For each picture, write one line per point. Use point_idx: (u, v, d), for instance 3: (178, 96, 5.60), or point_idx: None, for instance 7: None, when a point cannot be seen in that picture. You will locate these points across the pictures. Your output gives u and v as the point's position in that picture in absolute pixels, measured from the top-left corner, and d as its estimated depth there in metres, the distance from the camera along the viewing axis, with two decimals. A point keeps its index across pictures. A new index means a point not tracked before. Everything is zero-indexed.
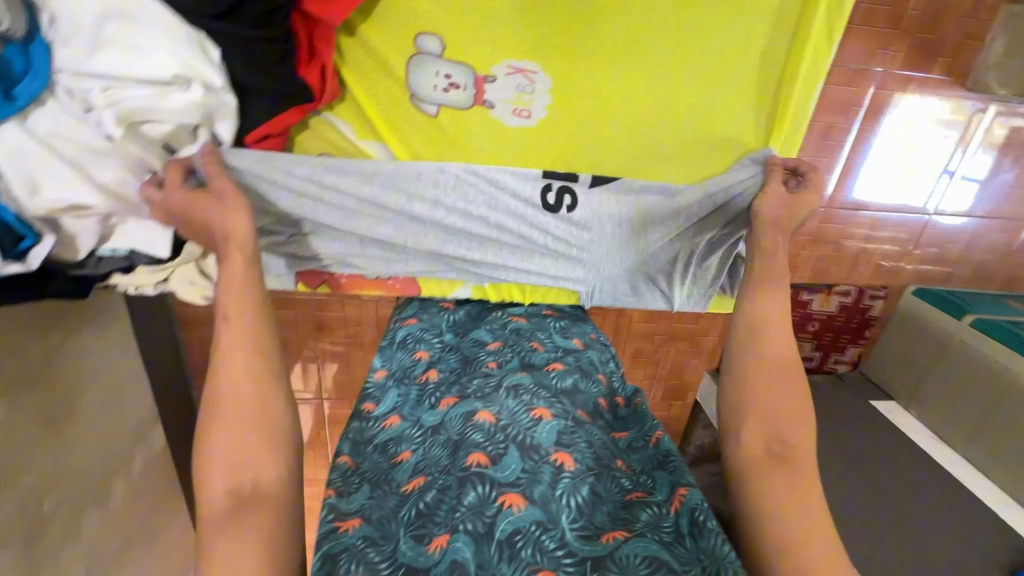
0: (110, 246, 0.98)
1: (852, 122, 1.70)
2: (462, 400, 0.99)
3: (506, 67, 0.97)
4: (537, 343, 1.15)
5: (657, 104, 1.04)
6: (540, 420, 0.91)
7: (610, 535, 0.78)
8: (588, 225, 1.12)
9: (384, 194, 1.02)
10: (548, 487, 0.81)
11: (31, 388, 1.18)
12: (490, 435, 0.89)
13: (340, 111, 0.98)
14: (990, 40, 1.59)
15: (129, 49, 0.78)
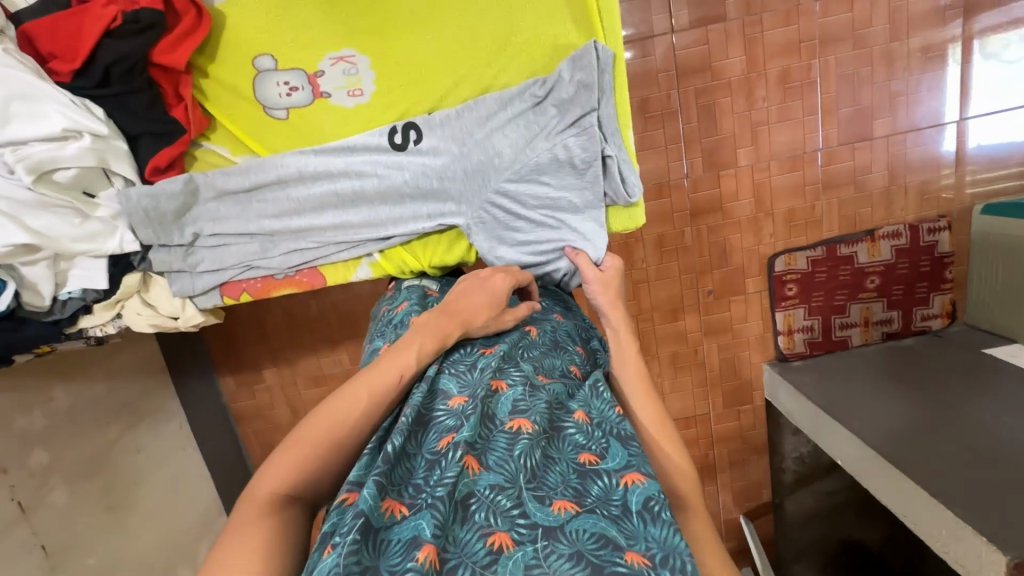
0: (64, 289, 0.85)
1: (809, 59, 1.63)
2: (435, 374, 0.84)
3: (324, 57, 0.82)
4: (516, 320, 1.01)
5: (447, 33, 0.81)
6: (499, 393, 0.80)
7: (563, 504, 0.66)
8: (445, 154, 0.84)
9: (229, 182, 0.85)
10: (505, 451, 0.71)
11: (93, 475, 1.37)
12: (460, 413, 0.76)
13: (215, 136, 0.87)
14: None
15: (24, 109, 0.73)
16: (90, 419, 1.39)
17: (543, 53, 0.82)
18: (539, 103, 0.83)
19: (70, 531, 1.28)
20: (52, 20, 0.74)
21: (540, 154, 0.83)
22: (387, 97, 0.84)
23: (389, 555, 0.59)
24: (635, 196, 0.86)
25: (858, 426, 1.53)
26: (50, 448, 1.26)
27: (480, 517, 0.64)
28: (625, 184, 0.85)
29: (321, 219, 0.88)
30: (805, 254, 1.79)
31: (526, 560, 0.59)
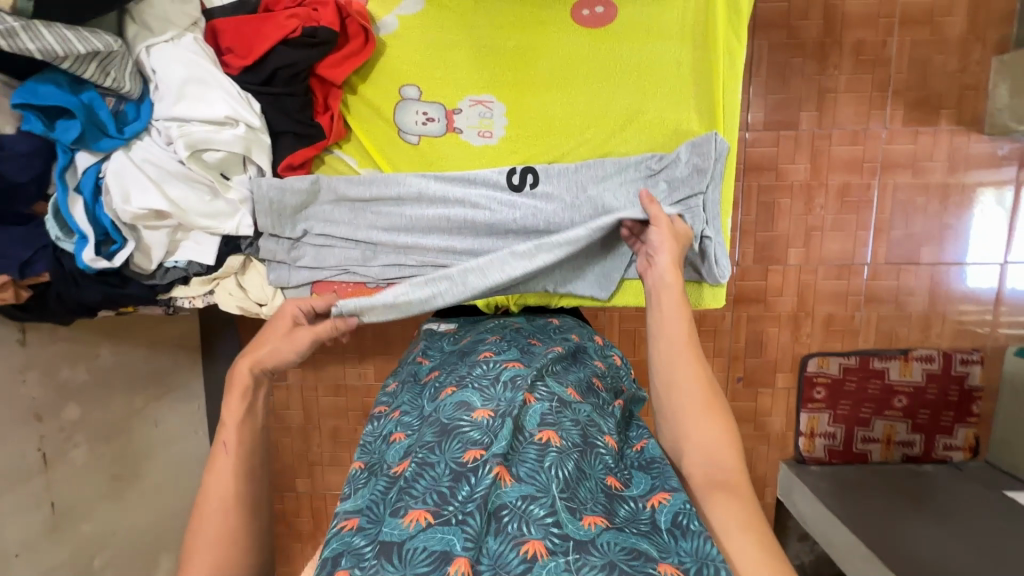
0: (172, 258, 0.89)
1: (869, 178, 1.72)
2: (460, 389, 0.86)
3: (465, 98, 0.89)
4: (536, 338, 1.03)
5: (584, 99, 0.88)
6: (529, 404, 0.82)
7: (593, 519, 0.69)
8: (559, 199, 0.88)
9: (348, 187, 0.90)
10: (535, 463, 0.73)
11: (113, 440, 1.36)
12: (486, 427, 0.77)
13: (347, 145, 0.93)
14: (991, 87, 1.64)
15: (198, 93, 0.79)
16: (125, 382, 1.39)
17: (663, 136, 0.89)
18: (651, 175, 0.88)
19: (78, 494, 1.25)
20: (239, 21, 0.83)
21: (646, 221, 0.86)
22: (514, 143, 0.90)
23: (417, 564, 0.62)
24: (725, 277, 0.91)
25: (879, 548, 1.51)
26: (83, 404, 1.26)
27: (513, 527, 0.66)
28: (717, 264, 0.90)
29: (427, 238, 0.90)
30: (839, 360, 1.81)
31: (557, 568, 0.62)
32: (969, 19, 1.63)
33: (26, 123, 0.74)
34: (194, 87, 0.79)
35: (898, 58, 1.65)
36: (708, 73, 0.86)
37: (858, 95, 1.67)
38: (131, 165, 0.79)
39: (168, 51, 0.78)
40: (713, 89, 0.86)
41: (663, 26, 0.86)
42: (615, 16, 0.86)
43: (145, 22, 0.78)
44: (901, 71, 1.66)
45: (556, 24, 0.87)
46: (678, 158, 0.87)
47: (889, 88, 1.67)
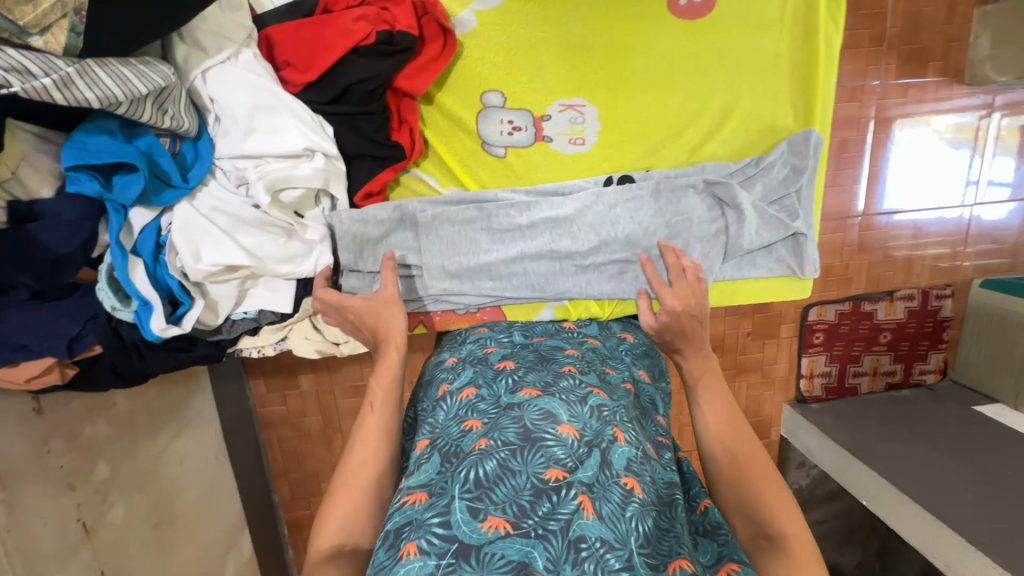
0: (242, 307, 0.88)
1: (865, 133, 1.79)
2: (545, 394, 0.81)
3: (557, 103, 0.92)
4: (611, 367, 0.94)
5: (676, 102, 0.94)
6: (618, 442, 0.78)
7: (677, 565, 0.69)
8: (657, 205, 0.94)
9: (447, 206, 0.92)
10: (618, 507, 0.70)
11: None
12: (571, 449, 0.74)
13: (426, 164, 0.94)
14: (974, 40, 1.72)
15: (268, 131, 0.78)
16: None
17: (755, 129, 0.96)
18: (720, 205, 0.94)
19: None
20: (296, 28, 0.78)
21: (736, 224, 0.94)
22: (604, 147, 0.96)
23: (491, 568, 0.62)
24: (814, 270, 0.99)
25: (880, 472, 1.72)
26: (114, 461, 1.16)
27: (588, 568, 0.64)
28: (808, 260, 0.98)
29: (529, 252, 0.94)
30: (835, 307, 1.95)
31: None
32: None
33: (78, 184, 0.73)
34: (259, 123, 0.78)
35: (894, 12, 1.68)
36: (796, 77, 0.94)
37: (857, 52, 1.70)
38: (195, 210, 0.80)
39: (225, 92, 0.77)
40: (808, 88, 0.94)
41: (763, 19, 0.91)
42: (713, 8, 0.90)
43: (196, 43, 0.77)
44: (896, 24, 1.69)
45: (652, 25, 0.90)
46: (763, 163, 0.95)
47: (884, 43, 1.70)
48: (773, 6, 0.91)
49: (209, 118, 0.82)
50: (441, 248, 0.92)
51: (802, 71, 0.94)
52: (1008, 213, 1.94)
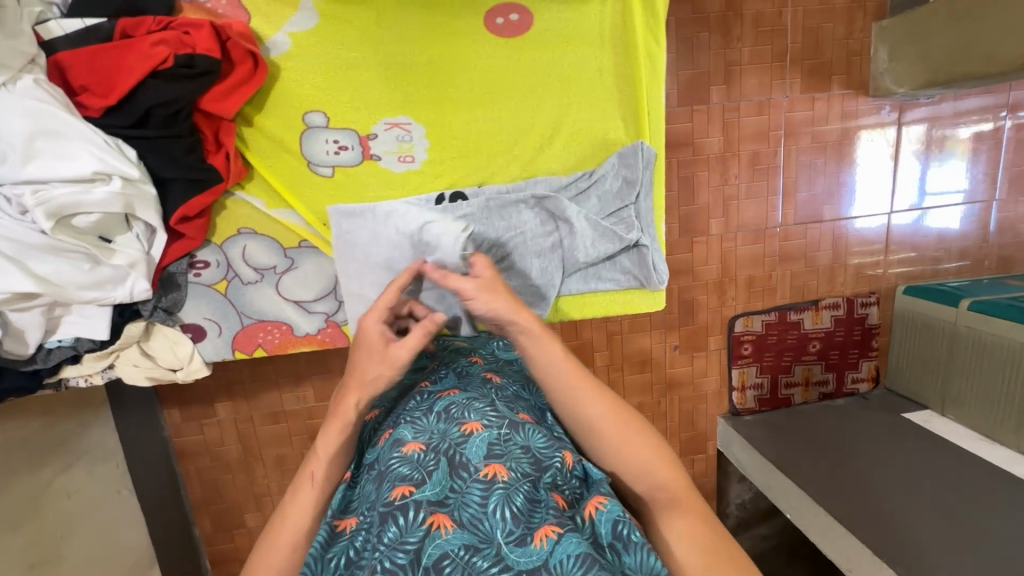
0: (55, 336, 0.77)
1: (776, 145, 1.80)
2: (396, 424, 0.76)
3: (381, 121, 0.82)
4: (476, 356, 0.92)
5: (507, 123, 0.86)
6: (471, 434, 0.70)
7: (544, 533, 0.60)
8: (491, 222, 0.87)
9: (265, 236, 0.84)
10: (478, 507, 0.63)
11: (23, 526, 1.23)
12: (418, 462, 0.68)
13: (251, 185, 0.82)
14: (873, 53, 1.75)
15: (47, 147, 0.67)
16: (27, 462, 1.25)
17: (593, 145, 0.89)
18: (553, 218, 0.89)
19: None
20: (91, 52, 0.69)
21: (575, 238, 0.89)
22: (440, 167, 0.86)
23: None
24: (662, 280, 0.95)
25: (803, 483, 1.70)
26: None
27: None
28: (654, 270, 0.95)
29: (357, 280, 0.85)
30: (761, 318, 1.95)
31: None
32: None
33: None
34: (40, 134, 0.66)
35: (793, 28, 1.71)
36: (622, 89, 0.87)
37: (760, 67, 1.73)
38: None
39: None
40: (634, 97, 0.87)
41: (582, 32, 0.84)
42: (533, 24, 0.82)
43: None
44: (797, 40, 1.72)
45: (467, 41, 0.81)
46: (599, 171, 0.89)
47: (787, 59, 1.73)
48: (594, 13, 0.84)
49: None
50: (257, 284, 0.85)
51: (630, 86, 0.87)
52: (927, 221, 1.93)
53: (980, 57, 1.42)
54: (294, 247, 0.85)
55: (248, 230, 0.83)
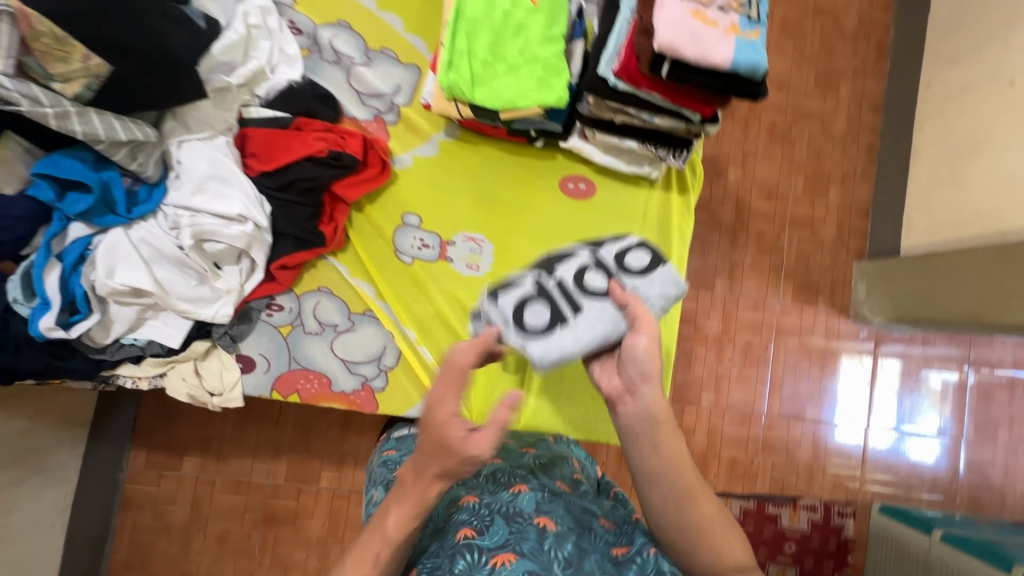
0: (133, 334, 0.86)
1: (767, 340, 1.98)
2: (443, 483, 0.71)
3: (460, 233, 1.01)
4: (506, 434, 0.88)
5: None
6: (520, 491, 0.65)
7: None
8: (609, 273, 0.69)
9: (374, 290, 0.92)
10: (537, 544, 0.59)
11: None
12: (474, 511, 0.63)
13: (342, 254, 0.98)
14: (855, 285, 1.99)
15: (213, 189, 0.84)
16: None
17: None
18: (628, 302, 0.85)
19: None
20: (270, 133, 0.90)
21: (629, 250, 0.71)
22: (498, 281, 1.01)
23: None
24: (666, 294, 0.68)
25: None
26: None
27: None
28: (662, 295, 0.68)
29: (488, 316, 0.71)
30: (739, 503, 1.91)
31: None
32: (839, 226, 2.00)
33: (34, 189, 0.72)
34: (218, 176, 0.84)
35: (788, 251, 1.99)
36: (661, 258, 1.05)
37: (758, 273, 1.98)
38: (126, 244, 0.80)
39: (191, 153, 0.83)
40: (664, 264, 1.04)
41: (632, 207, 1.04)
42: (595, 193, 1.04)
43: (184, 121, 0.84)
44: (790, 259, 1.99)
45: (539, 193, 1.03)
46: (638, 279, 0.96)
47: (781, 273, 1.98)
48: (643, 196, 1.05)
49: (172, 175, 0.84)
50: (318, 329, 0.96)
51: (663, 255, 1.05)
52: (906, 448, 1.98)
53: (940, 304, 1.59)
54: (358, 313, 0.98)
55: (327, 289, 0.97)
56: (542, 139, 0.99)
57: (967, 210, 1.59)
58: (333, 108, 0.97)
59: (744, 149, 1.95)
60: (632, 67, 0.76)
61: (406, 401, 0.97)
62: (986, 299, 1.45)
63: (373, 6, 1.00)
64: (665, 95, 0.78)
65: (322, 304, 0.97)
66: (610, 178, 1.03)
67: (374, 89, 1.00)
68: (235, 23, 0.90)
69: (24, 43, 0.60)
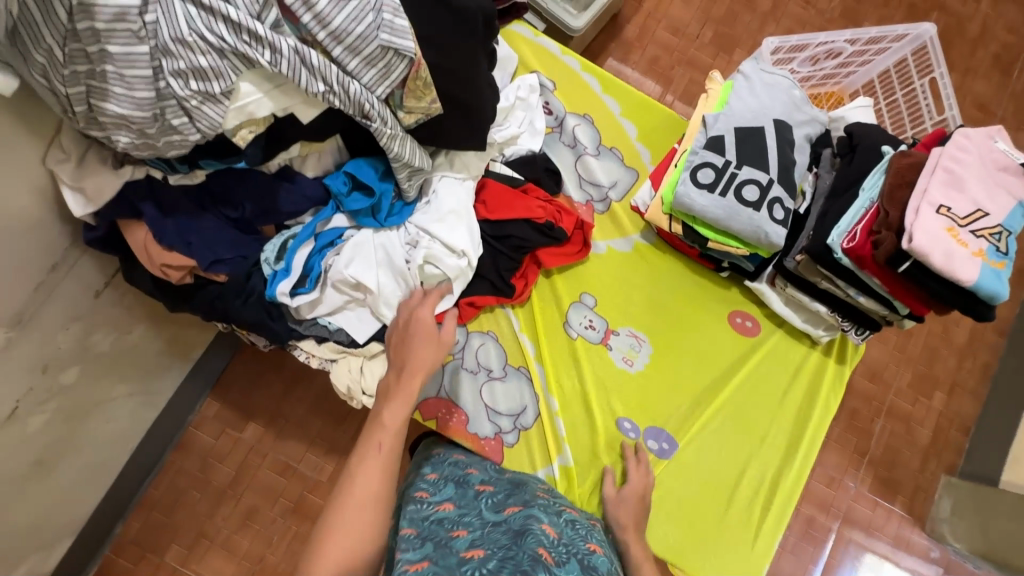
0: (330, 317, 0.94)
1: (832, 520, 1.59)
2: (528, 510, 0.73)
3: (625, 327, 1.06)
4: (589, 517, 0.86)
5: (705, 381, 1.05)
6: (597, 553, 0.65)
7: None
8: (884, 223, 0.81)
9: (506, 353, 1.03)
10: None
11: (104, 427, 1.09)
12: (559, 544, 0.64)
13: (519, 309, 1.06)
14: (936, 498, 1.61)
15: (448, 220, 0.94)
16: (151, 369, 1.15)
17: (749, 438, 1.04)
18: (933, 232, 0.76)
19: (39, 479, 0.97)
20: (504, 191, 1.01)
21: (939, 219, 0.76)
22: (644, 382, 1.05)
23: None
24: None
25: None
26: (115, 376, 1.04)
27: None
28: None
29: (771, 88, 1.00)
30: None
31: None
32: (934, 433, 1.64)
33: (329, 178, 0.85)
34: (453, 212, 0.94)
35: (878, 436, 1.63)
36: (802, 417, 1.05)
37: (842, 446, 1.62)
38: (371, 244, 0.91)
39: (442, 190, 0.95)
40: (805, 424, 1.05)
41: (789, 359, 1.07)
42: (759, 334, 1.07)
43: (451, 160, 0.96)
44: (878, 444, 1.63)
45: (708, 316, 1.07)
46: (967, 248, 0.75)
47: (866, 457, 1.62)
48: (801, 352, 1.07)
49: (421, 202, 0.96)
50: (476, 369, 1.02)
51: (804, 415, 1.06)
52: None
53: None
54: (513, 366, 1.03)
55: (495, 335, 1.04)
56: (729, 271, 1.06)
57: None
58: (557, 183, 1.07)
59: None
60: (866, 251, 0.82)
61: (532, 462, 1.00)
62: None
63: (617, 111, 1.13)
64: (885, 284, 0.83)
65: (485, 347, 1.03)
66: (777, 326, 1.07)
67: (595, 179, 1.11)
68: (507, 93, 1.04)
69: (404, 80, 0.72)
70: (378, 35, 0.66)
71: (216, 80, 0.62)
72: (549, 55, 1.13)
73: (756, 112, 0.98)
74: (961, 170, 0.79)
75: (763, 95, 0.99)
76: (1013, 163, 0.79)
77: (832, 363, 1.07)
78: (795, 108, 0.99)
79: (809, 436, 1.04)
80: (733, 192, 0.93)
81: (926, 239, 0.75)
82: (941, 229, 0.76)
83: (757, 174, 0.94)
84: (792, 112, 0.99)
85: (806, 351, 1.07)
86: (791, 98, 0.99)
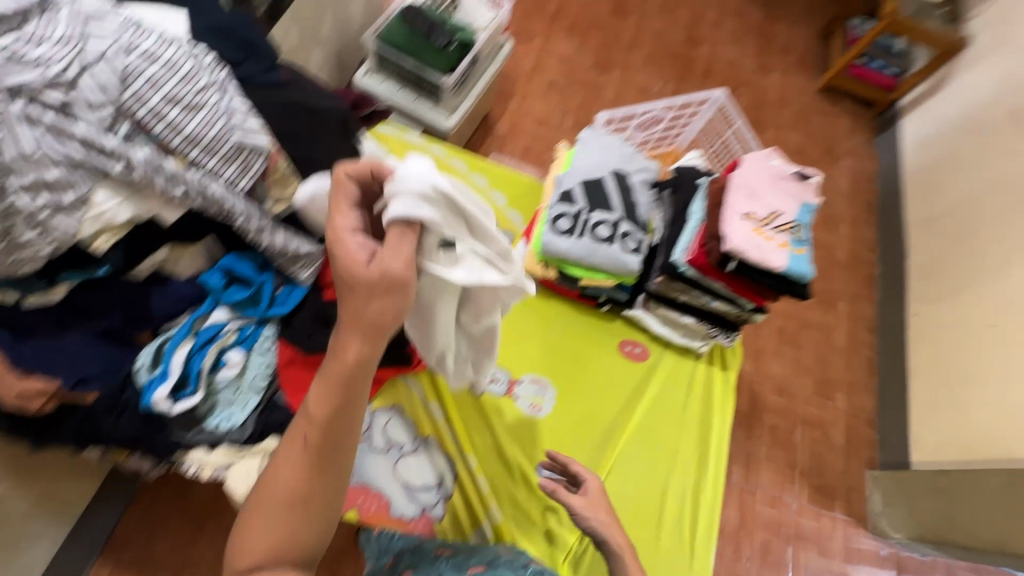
0: (220, 416, 0.88)
1: (786, 541, 1.62)
2: (490, 567, 0.77)
3: (528, 374, 1.11)
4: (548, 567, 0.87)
5: (612, 411, 1.10)
6: None
7: None
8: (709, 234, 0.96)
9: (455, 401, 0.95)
10: None
11: None
12: None
13: (420, 376, 1.06)
14: (868, 493, 1.70)
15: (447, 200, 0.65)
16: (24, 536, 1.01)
17: (662, 458, 1.08)
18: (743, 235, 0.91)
19: None
20: None
21: (744, 223, 0.92)
22: (554, 425, 1.07)
23: None
24: (812, 179, 0.98)
25: None
26: None
27: None
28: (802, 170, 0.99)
29: (603, 147, 1.18)
30: None
31: None
32: (847, 432, 1.77)
33: (206, 275, 0.87)
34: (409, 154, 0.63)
35: (802, 447, 1.73)
36: (705, 426, 1.12)
37: (774, 463, 1.70)
38: (255, 336, 0.91)
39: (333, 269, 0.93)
40: (708, 431, 1.11)
41: (681, 374, 1.15)
42: (650, 357, 1.15)
43: None
44: (805, 455, 1.72)
45: (599, 349, 1.15)
46: (772, 244, 0.90)
47: (797, 468, 1.71)
48: (689, 365, 1.16)
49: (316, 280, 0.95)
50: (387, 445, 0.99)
51: (706, 423, 1.12)
52: None
53: (963, 530, 1.41)
54: (423, 436, 1.02)
55: (400, 408, 1.03)
56: (609, 305, 1.16)
57: (981, 433, 1.47)
58: None
59: (757, 345, 1.82)
60: (702, 260, 0.96)
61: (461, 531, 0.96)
62: (1023, 529, 1.27)
63: (484, 184, 1.27)
64: (726, 285, 0.97)
65: (394, 422, 1.01)
66: (663, 346, 1.16)
67: None
68: None
69: (264, 173, 0.80)
70: (231, 136, 0.74)
71: (66, 189, 0.65)
72: (416, 148, 1.29)
73: (595, 167, 1.14)
74: (754, 184, 0.96)
75: (597, 154, 1.16)
76: (788, 172, 0.98)
77: (717, 370, 1.17)
78: (626, 159, 1.16)
79: (715, 442, 1.11)
80: (589, 233, 1.06)
81: (737, 241, 0.90)
82: (749, 230, 0.91)
83: (605, 215, 1.08)
84: (625, 162, 1.16)
85: (693, 363, 1.17)
86: (622, 153, 1.17)
